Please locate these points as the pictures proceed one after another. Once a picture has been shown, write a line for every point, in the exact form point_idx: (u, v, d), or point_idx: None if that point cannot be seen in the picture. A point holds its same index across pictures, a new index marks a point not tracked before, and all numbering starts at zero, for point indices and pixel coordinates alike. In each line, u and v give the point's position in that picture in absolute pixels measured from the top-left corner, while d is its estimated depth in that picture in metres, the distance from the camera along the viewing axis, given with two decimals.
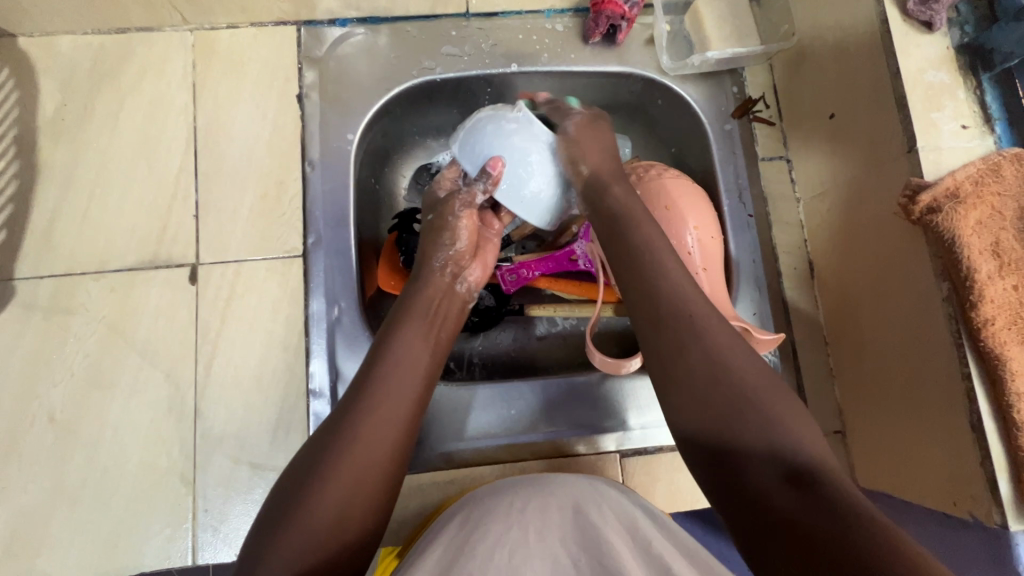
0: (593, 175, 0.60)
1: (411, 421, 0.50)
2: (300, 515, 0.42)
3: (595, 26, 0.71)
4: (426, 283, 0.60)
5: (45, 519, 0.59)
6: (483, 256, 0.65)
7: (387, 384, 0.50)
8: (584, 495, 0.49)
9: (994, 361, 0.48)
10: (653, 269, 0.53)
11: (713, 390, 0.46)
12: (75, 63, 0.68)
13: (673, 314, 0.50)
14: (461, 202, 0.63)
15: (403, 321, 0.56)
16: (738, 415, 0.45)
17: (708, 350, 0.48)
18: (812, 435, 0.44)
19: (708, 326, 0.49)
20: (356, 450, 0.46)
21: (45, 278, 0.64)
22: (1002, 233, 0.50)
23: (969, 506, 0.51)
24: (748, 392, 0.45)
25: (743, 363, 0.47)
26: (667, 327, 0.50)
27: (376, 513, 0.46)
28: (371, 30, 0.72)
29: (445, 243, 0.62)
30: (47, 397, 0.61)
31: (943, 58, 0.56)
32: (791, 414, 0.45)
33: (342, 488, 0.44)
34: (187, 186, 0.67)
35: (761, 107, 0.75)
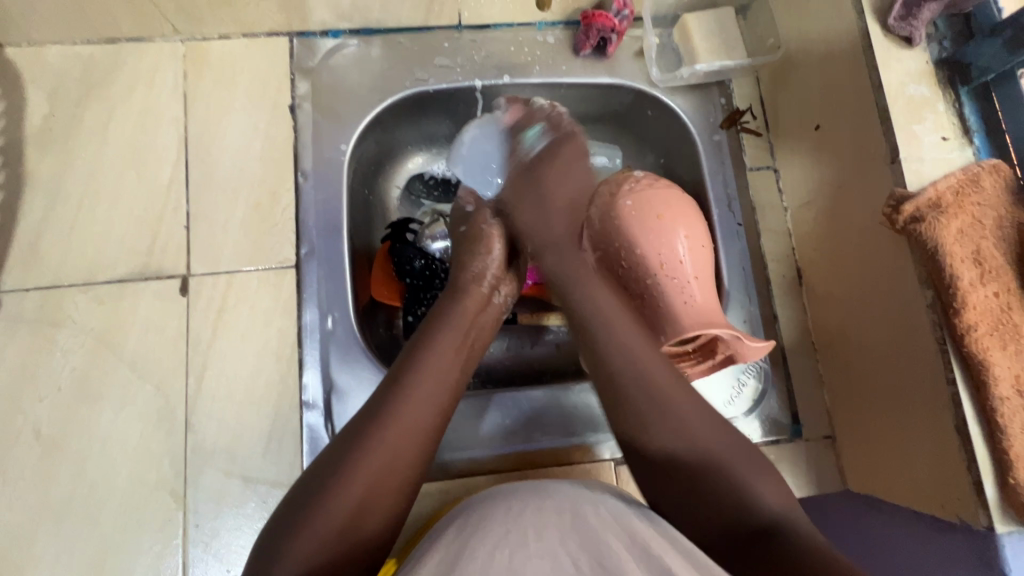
0: (546, 231, 0.64)
1: (438, 427, 0.50)
2: (322, 516, 0.42)
3: (585, 39, 0.72)
4: (462, 292, 0.60)
5: (29, 538, 0.57)
6: (514, 267, 0.66)
7: (416, 389, 0.50)
8: (580, 498, 0.49)
9: (978, 367, 0.49)
10: (602, 326, 0.59)
11: (642, 420, 0.53)
12: (64, 73, 0.68)
13: (636, 392, 0.54)
14: (490, 219, 0.66)
15: (437, 328, 0.56)
16: (693, 473, 0.50)
17: (655, 406, 0.53)
18: (771, 487, 0.50)
19: (668, 394, 0.53)
20: (379, 450, 0.46)
21: (31, 290, 0.62)
22: (983, 242, 0.51)
23: (957, 508, 0.52)
24: (682, 417, 0.52)
25: (696, 423, 0.52)
26: (633, 399, 0.54)
27: (394, 516, 0.46)
28: (364, 41, 0.72)
29: (479, 252, 0.63)
30: (33, 411, 0.60)
31: (923, 72, 0.57)
32: (744, 465, 0.51)
33: (365, 485, 0.44)
34: (178, 197, 0.67)
35: (748, 118, 0.76)
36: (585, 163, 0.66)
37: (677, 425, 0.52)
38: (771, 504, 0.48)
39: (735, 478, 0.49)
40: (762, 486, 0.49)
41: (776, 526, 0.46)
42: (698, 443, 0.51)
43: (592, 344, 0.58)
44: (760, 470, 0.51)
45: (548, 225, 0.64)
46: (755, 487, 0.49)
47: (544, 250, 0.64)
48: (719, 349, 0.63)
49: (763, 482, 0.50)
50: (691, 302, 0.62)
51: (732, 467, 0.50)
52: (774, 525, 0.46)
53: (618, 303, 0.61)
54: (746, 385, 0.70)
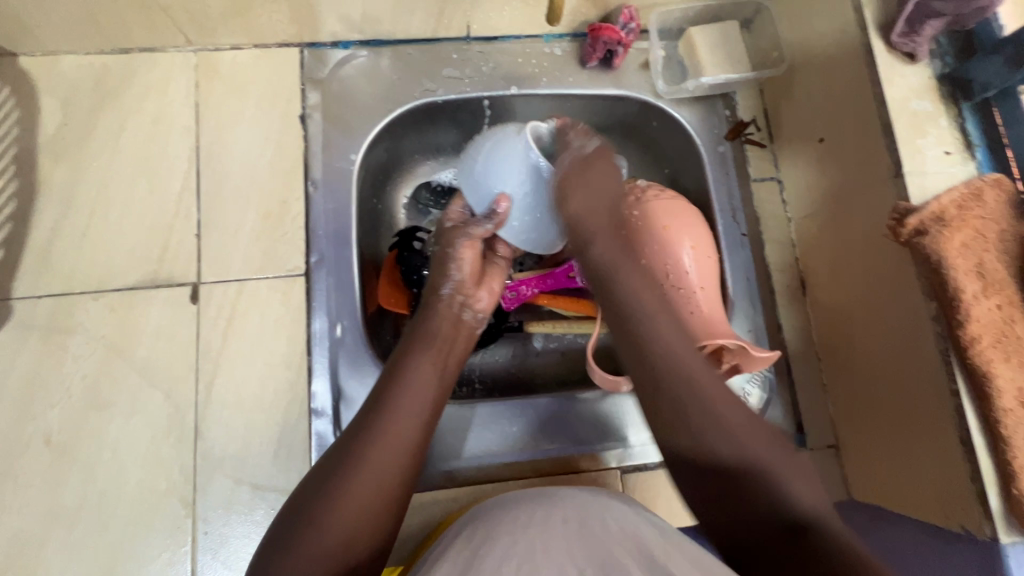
0: (591, 219, 0.56)
1: (419, 447, 0.51)
2: (312, 537, 0.44)
3: (592, 51, 0.73)
4: (433, 314, 0.61)
5: (39, 544, 0.58)
6: (489, 281, 0.65)
7: (395, 410, 0.51)
8: (587, 508, 0.50)
9: (981, 379, 0.50)
10: (642, 321, 0.53)
11: (692, 412, 0.49)
12: (78, 82, 0.69)
13: (668, 372, 0.51)
14: (459, 234, 0.63)
15: (412, 350, 0.57)
16: (729, 469, 0.47)
17: (686, 384, 0.50)
18: (805, 483, 0.46)
19: (704, 385, 0.50)
20: (362, 474, 0.47)
21: (43, 298, 0.63)
22: (986, 255, 0.52)
23: (961, 518, 0.53)
24: (716, 407, 0.49)
25: (733, 416, 0.49)
26: (666, 382, 0.51)
27: (379, 536, 0.47)
28: (374, 52, 0.73)
29: (449, 274, 0.63)
30: (43, 418, 0.60)
31: (925, 87, 0.59)
32: (783, 464, 0.47)
33: (347, 510, 0.45)
34: (189, 205, 0.67)
35: (752, 129, 0.77)
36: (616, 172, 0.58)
37: (714, 420, 0.49)
38: (806, 502, 0.45)
39: (765, 485, 0.46)
40: (798, 484, 0.46)
41: (809, 519, 0.44)
42: (741, 448, 0.47)
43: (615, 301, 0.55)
44: (797, 468, 0.47)
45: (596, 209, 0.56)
46: (789, 484, 0.46)
47: (586, 243, 0.56)
48: (725, 358, 0.63)
49: (800, 479, 0.46)
50: (697, 312, 0.63)
51: (768, 470, 0.46)
52: (807, 518, 0.44)
53: (642, 272, 0.57)
54: (751, 394, 0.70)
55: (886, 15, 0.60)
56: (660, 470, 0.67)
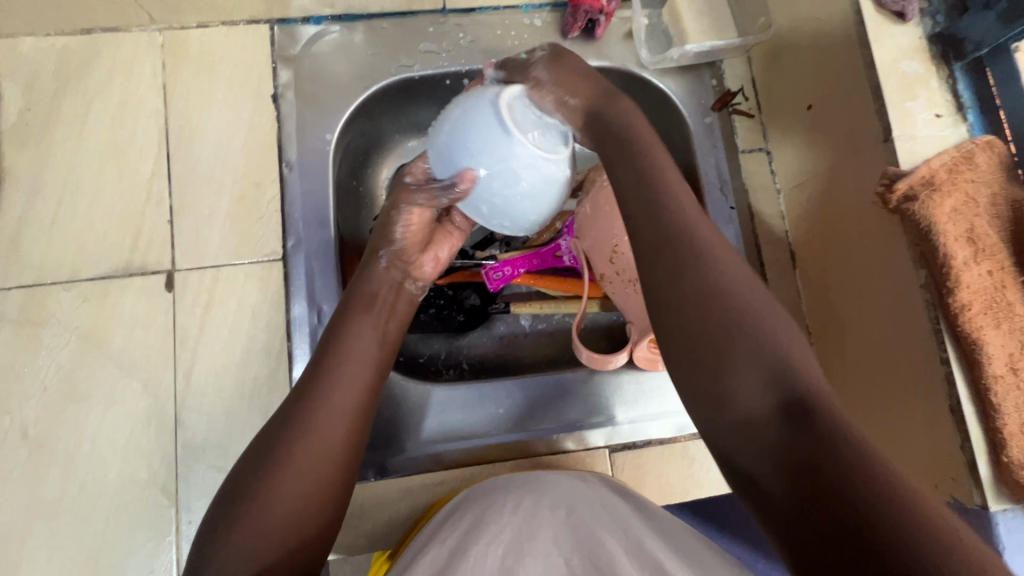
0: (597, 103, 0.55)
1: (362, 409, 0.50)
2: (253, 514, 0.43)
3: (573, 21, 0.71)
4: (374, 280, 0.58)
5: (21, 537, 0.57)
6: (434, 248, 0.62)
7: (334, 377, 0.50)
8: (576, 494, 0.49)
9: (971, 346, 0.49)
10: (664, 192, 0.48)
11: (686, 274, 0.44)
12: (39, 65, 0.66)
13: (684, 240, 0.45)
14: (403, 203, 0.59)
15: (355, 314, 0.55)
16: (735, 344, 0.41)
17: (698, 258, 0.45)
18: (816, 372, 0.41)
19: (719, 267, 0.44)
20: (303, 444, 0.46)
21: (13, 290, 0.61)
22: (977, 220, 0.51)
23: (950, 488, 0.53)
24: (732, 288, 0.44)
25: (756, 303, 0.43)
26: (670, 237, 0.46)
27: (328, 505, 0.46)
28: (346, 27, 0.71)
29: (390, 240, 0.60)
30: (18, 411, 0.59)
31: (916, 47, 0.57)
32: (800, 354, 0.41)
33: (290, 482, 0.45)
34: (160, 190, 0.65)
35: (740, 99, 0.75)
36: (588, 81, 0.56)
37: (733, 299, 0.43)
38: (814, 388, 0.39)
39: (784, 366, 0.40)
40: (812, 372, 0.40)
41: (817, 408, 0.37)
42: (761, 340, 0.41)
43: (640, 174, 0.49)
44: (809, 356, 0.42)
45: (563, 124, 0.55)
46: (806, 371, 0.40)
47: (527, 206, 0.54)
48: None
49: (812, 367, 0.41)
50: None
51: (783, 353, 0.41)
52: (816, 403, 0.38)
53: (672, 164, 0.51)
54: None
55: None
56: (650, 448, 0.66)
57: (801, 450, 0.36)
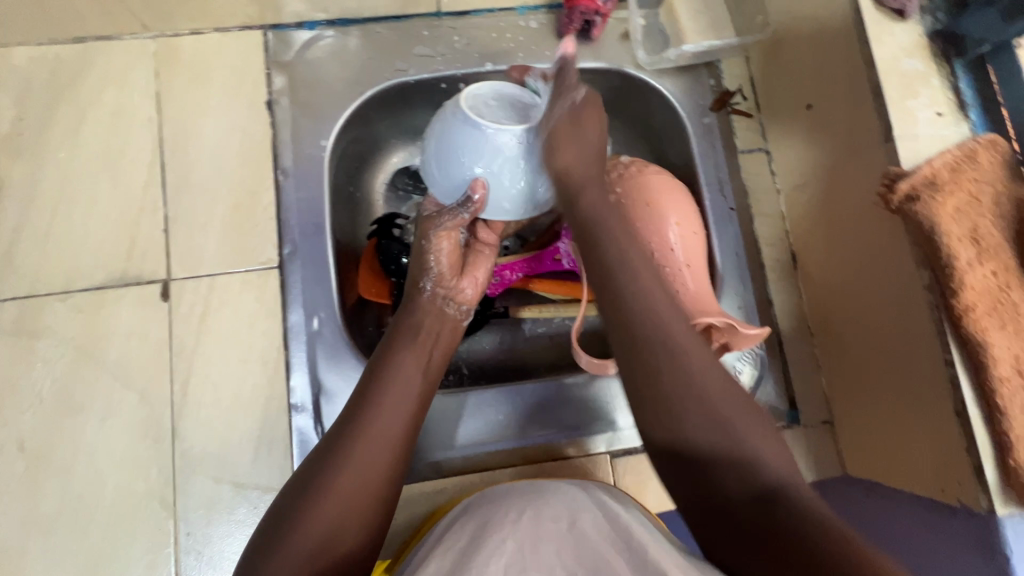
0: (581, 171, 0.51)
1: (409, 435, 0.50)
2: (297, 539, 0.42)
3: (569, 22, 0.71)
4: (417, 309, 0.58)
5: (19, 551, 0.57)
6: (473, 272, 0.61)
7: (382, 402, 0.50)
8: (579, 508, 0.48)
9: (976, 348, 0.49)
10: (627, 286, 0.48)
11: (651, 360, 0.45)
12: (32, 75, 0.66)
13: (648, 330, 0.46)
14: (432, 227, 0.58)
15: (399, 341, 0.55)
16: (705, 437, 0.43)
17: (664, 350, 0.45)
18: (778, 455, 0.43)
19: (686, 354, 0.45)
20: (349, 467, 0.46)
21: (8, 301, 0.61)
22: (980, 220, 0.50)
23: (957, 492, 0.52)
24: (686, 362, 0.45)
25: (706, 377, 0.45)
26: (643, 343, 0.46)
27: (372, 530, 0.45)
28: (340, 32, 0.70)
29: (426, 267, 0.59)
30: (14, 423, 0.59)
31: (916, 45, 0.56)
32: (753, 431, 0.44)
33: (335, 506, 0.44)
34: (155, 199, 0.65)
35: (739, 99, 0.74)
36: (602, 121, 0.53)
37: (688, 377, 0.44)
38: (777, 474, 0.42)
39: (742, 452, 0.43)
40: (767, 451, 0.43)
41: (785, 495, 0.41)
42: (714, 404, 0.44)
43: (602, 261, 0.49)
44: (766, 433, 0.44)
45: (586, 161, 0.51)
46: (760, 451, 0.43)
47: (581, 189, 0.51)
48: (713, 338, 0.60)
49: (767, 447, 0.43)
50: (683, 290, 0.61)
51: (740, 433, 0.43)
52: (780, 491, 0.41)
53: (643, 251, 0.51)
54: (742, 373, 0.68)
55: None
56: None
57: (765, 527, 0.40)
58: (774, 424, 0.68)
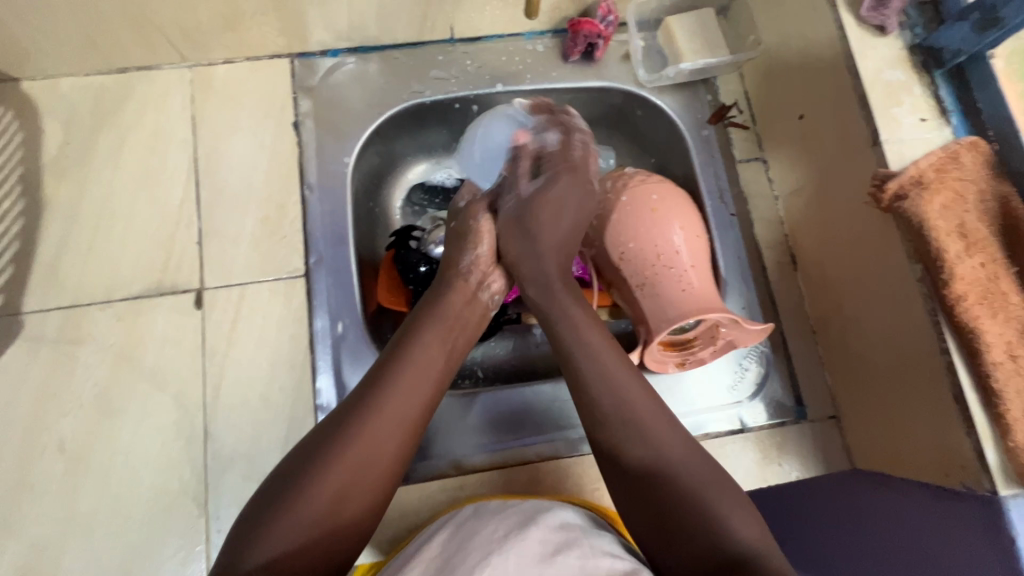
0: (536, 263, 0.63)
1: (422, 418, 0.53)
2: (304, 500, 0.45)
3: (574, 45, 0.75)
4: (451, 290, 0.62)
5: (57, 550, 0.59)
6: (505, 263, 0.67)
7: (402, 382, 0.53)
8: (571, 536, 0.49)
9: (970, 335, 0.51)
10: (583, 355, 0.57)
11: (631, 430, 0.52)
12: (77, 103, 0.71)
13: (611, 410, 0.53)
14: (481, 213, 0.67)
15: (423, 324, 0.58)
16: (677, 520, 0.47)
17: (629, 424, 0.53)
18: (744, 517, 0.47)
19: (647, 423, 0.53)
20: (363, 439, 0.49)
21: (52, 311, 0.65)
22: (967, 215, 0.53)
23: (961, 476, 0.53)
24: (642, 424, 0.53)
25: (670, 441, 0.52)
26: (608, 425, 0.53)
27: (372, 502, 0.49)
28: (361, 59, 0.75)
29: (468, 247, 0.65)
30: (57, 427, 0.62)
31: (898, 58, 0.60)
32: (719, 497, 0.48)
33: (343, 474, 0.47)
34: (190, 215, 0.69)
35: (735, 112, 0.79)
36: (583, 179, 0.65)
37: (641, 438, 0.52)
38: (744, 537, 0.45)
39: (708, 513, 0.47)
40: (735, 519, 0.46)
41: (741, 554, 0.44)
42: (659, 457, 0.51)
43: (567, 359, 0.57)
44: (731, 499, 0.48)
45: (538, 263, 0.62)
46: (728, 518, 0.46)
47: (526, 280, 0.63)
48: (720, 334, 0.65)
49: (735, 513, 0.47)
50: (689, 290, 0.64)
51: (707, 497, 0.48)
52: (744, 554, 0.44)
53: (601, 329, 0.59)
54: (749, 370, 0.71)
55: None
56: None
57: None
58: (783, 420, 0.70)
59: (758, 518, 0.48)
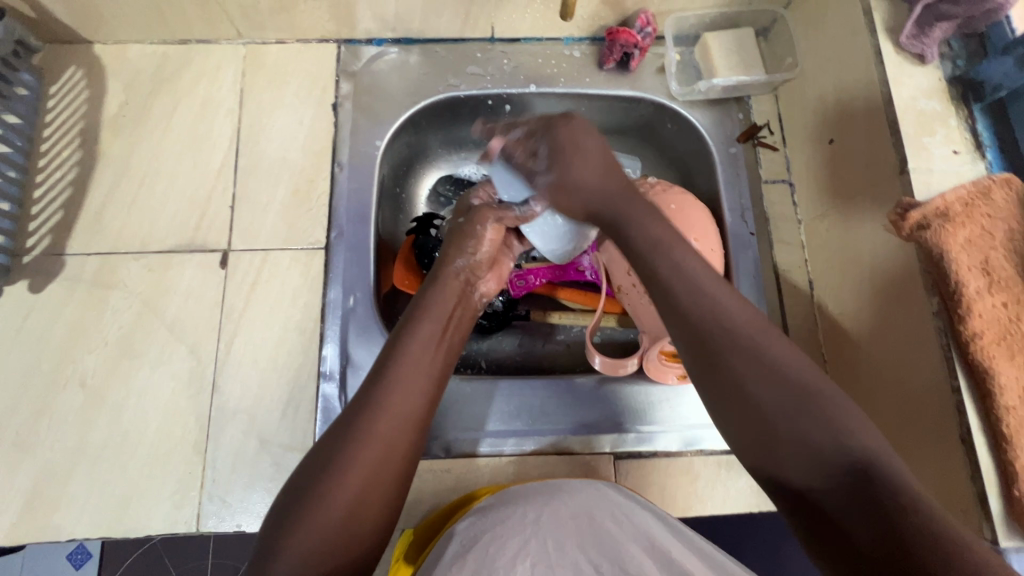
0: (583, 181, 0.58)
1: (422, 415, 0.53)
2: (320, 512, 0.45)
3: (609, 53, 0.77)
4: (444, 289, 0.62)
5: (66, 477, 0.63)
6: (499, 267, 0.68)
7: (400, 384, 0.53)
8: (596, 506, 0.56)
9: (982, 375, 0.49)
10: (681, 266, 0.52)
11: (723, 348, 0.48)
12: (140, 68, 0.76)
13: (711, 327, 0.49)
14: (492, 216, 0.66)
15: (417, 322, 0.58)
16: (790, 427, 0.45)
17: (725, 332, 0.48)
18: (857, 415, 0.45)
19: (748, 334, 0.48)
20: (368, 446, 0.49)
21: (92, 255, 0.69)
22: (992, 252, 0.52)
23: (961, 523, 0.52)
24: (745, 338, 0.48)
25: (774, 348, 0.47)
26: (710, 341, 0.48)
27: (388, 506, 0.49)
28: (404, 50, 0.79)
29: (466, 249, 0.65)
30: (81, 363, 0.66)
31: (935, 88, 0.59)
32: (835, 394, 0.45)
33: (356, 483, 0.47)
34: (227, 180, 0.73)
35: (766, 133, 0.78)
36: (597, 134, 0.59)
37: (756, 359, 0.47)
38: (864, 440, 0.43)
39: (825, 413, 0.44)
40: (852, 420, 0.44)
41: (867, 458, 0.42)
42: (774, 367, 0.47)
43: (656, 265, 0.52)
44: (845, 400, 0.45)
45: (599, 183, 0.58)
46: (845, 422, 0.44)
47: (603, 207, 0.58)
48: None
49: (851, 413, 0.45)
50: None
51: (821, 400, 0.45)
52: (864, 456, 0.42)
53: (686, 245, 0.54)
54: None
55: (895, 19, 0.62)
56: (655, 459, 0.68)
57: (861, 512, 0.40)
58: None
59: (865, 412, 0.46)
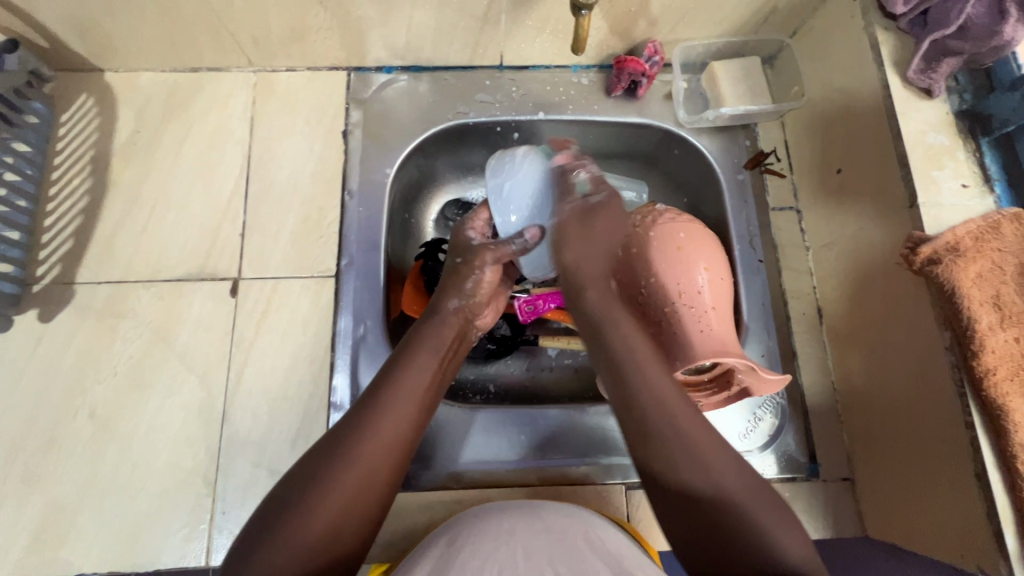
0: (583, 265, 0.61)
1: (409, 443, 0.53)
2: (291, 531, 0.45)
3: (617, 81, 0.77)
4: (441, 322, 0.62)
5: (74, 510, 0.62)
6: (495, 302, 0.69)
7: (391, 412, 0.53)
8: (568, 522, 0.53)
9: (997, 412, 0.49)
10: (633, 365, 0.55)
11: (666, 439, 0.51)
12: (152, 96, 0.77)
13: (650, 401, 0.53)
14: (491, 257, 0.63)
15: (415, 351, 0.58)
16: (715, 519, 0.48)
17: (665, 417, 0.52)
18: (787, 530, 0.47)
19: (687, 428, 0.51)
20: (353, 470, 0.48)
21: (102, 284, 0.69)
22: (1004, 287, 0.51)
23: (977, 558, 0.52)
24: (685, 433, 0.51)
25: (712, 453, 0.50)
26: (648, 412, 0.53)
27: (364, 530, 0.48)
28: (413, 77, 0.79)
29: (463, 289, 0.63)
30: (90, 393, 0.66)
31: (943, 122, 0.60)
32: (762, 508, 0.48)
33: (335, 505, 0.47)
34: (237, 208, 0.74)
35: (773, 159, 0.79)
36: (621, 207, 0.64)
37: (693, 453, 0.50)
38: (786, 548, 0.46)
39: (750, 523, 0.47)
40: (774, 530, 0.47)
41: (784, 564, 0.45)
42: (709, 470, 0.49)
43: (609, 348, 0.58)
44: (777, 513, 0.48)
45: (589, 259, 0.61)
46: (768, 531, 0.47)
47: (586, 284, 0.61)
48: (736, 380, 0.64)
49: (775, 523, 0.47)
50: (706, 330, 0.64)
51: (747, 509, 0.48)
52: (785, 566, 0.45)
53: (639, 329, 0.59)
54: (763, 420, 0.69)
55: (902, 53, 0.62)
56: None
57: None
58: (793, 475, 0.68)
59: (795, 524, 0.48)
